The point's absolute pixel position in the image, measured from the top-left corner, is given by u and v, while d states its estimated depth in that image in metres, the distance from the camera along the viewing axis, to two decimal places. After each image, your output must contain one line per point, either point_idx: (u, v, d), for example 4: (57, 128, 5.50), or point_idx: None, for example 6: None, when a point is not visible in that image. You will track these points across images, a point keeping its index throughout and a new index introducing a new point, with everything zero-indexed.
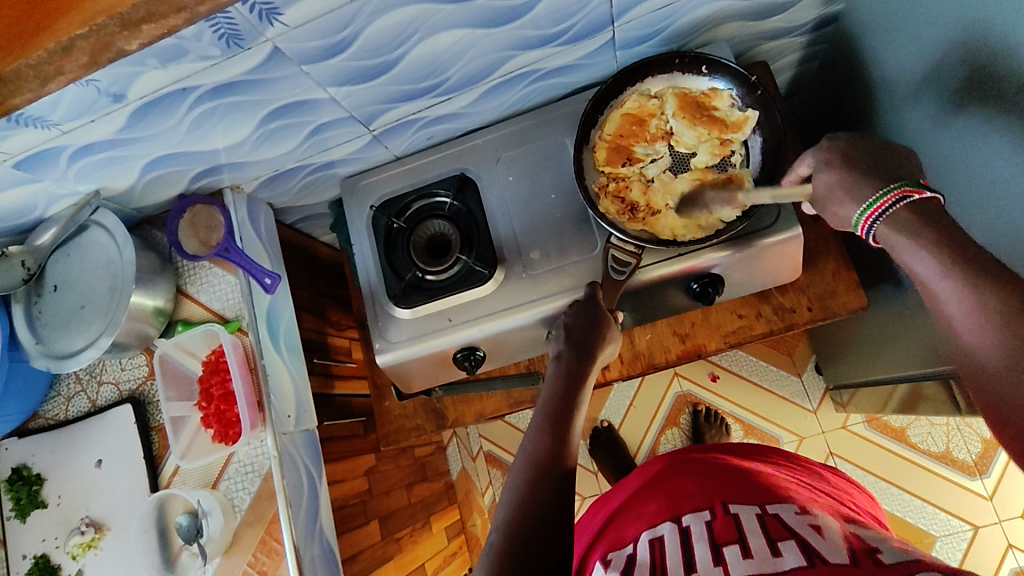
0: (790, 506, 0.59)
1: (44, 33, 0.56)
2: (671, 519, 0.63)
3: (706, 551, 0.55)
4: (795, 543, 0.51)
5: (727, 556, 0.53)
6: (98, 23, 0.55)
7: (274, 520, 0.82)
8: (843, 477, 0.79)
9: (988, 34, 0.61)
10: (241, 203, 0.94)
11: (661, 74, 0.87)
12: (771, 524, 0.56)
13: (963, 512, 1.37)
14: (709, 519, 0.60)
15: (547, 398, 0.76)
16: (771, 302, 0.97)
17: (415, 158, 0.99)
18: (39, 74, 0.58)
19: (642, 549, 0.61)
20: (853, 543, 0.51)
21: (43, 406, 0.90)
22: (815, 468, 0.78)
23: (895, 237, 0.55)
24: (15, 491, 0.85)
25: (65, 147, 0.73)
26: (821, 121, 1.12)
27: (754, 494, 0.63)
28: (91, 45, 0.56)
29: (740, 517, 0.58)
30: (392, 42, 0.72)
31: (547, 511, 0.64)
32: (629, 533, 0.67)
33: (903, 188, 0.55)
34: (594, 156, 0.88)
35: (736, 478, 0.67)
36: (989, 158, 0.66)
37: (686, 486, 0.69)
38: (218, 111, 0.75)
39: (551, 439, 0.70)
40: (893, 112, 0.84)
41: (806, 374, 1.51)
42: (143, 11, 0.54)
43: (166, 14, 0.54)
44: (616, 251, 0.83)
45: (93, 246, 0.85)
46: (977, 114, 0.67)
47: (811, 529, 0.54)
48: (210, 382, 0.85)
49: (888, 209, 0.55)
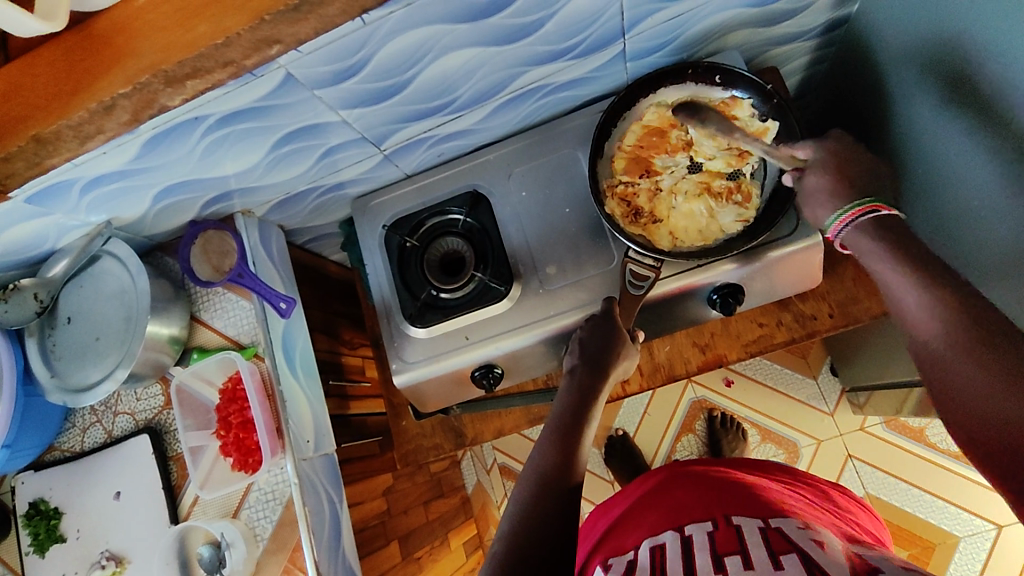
0: (792, 521, 0.58)
1: (84, 93, 0.58)
2: (672, 528, 0.62)
3: (706, 560, 0.53)
4: (797, 557, 0.50)
5: (729, 566, 0.51)
6: (142, 80, 0.57)
7: (297, 548, 0.80)
8: (849, 497, 0.78)
9: (1010, 37, 0.60)
10: (253, 227, 0.93)
11: (674, 84, 0.86)
12: (773, 537, 0.54)
13: (985, 511, 1.36)
14: (711, 530, 0.58)
15: (558, 412, 0.75)
16: (791, 310, 0.96)
17: (425, 175, 0.99)
18: (80, 133, 0.62)
19: (642, 555, 0.60)
20: (854, 562, 0.50)
21: (59, 438, 0.90)
22: (820, 485, 0.77)
23: (861, 241, 0.61)
24: (33, 526, 0.84)
25: (74, 180, 0.72)
26: (830, 123, 1.11)
27: (758, 508, 0.61)
28: (134, 103, 0.60)
29: (742, 529, 0.57)
30: (404, 63, 0.71)
31: (552, 520, 0.63)
32: (628, 541, 0.65)
33: (875, 204, 0.61)
34: (610, 167, 0.87)
35: (740, 491, 0.65)
36: (1016, 158, 0.65)
37: (687, 498, 0.67)
38: (231, 138, 0.74)
39: (560, 451, 0.69)
40: (908, 114, 0.83)
41: (822, 376, 1.50)
42: (190, 68, 0.58)
43: (213, 69, 0.59)
44: (634, 265, 0.82)
45: (106, 276, 0.84)
46: (1000, 115, 0.66)
47: (813, 543, 0.53)
48: (228, 411, 0.84)
49: (857, 219, 0.62)
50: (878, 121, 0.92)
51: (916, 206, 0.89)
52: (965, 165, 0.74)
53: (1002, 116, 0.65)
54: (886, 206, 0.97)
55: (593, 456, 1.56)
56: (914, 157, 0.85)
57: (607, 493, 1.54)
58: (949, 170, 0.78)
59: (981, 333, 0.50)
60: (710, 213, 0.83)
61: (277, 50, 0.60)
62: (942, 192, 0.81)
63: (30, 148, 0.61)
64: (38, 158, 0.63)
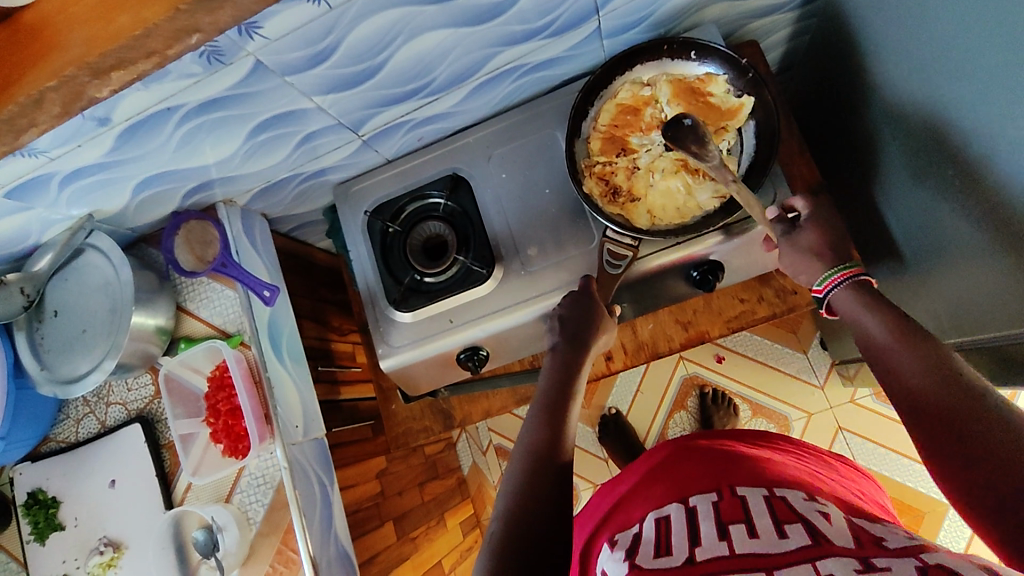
0: (797, 492, 0.59)
1: (13, 86, 0.58)
2: (678, 500, 0.62)
3: (710, 528, 0.54)
4: (801, 526, 0.51)
5: (733, 533, 0.51)
6: (68, 73, 0.56)
7: (289, 530, 0.82)
8: (851, 465, 0.79)
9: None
10: (235, 216, 0.94)
11: (650, 61, 0.87)
12: (779, 507, 0.55)
13: None
14: (716, 500, 0.59)
15: (545, 387, 0.76)
16: (773, 285, 0.97)
17: (406, 160, 0.99)
18: (13, 128, 0.60)
19: (647, 527, 0.60)
20: (858, 530, 0.51)
21: (54, 429, 0.91)
22: (822, 456, 0.78)
23: (853, 302, 0.66)
24: (32, 515, 0.86)
25: (52, 175, 0.73)
26: (811, 97, 1.11)
27: (760, 480, 0.62)
28: (62, 95, 0.58)
29: (746, 499, 0.57)
30: (375, 46, 0.71)
31: (551, 497, 0.64)
32: (635, 515, 0.65)
33: (846, 271, 0.69)
34: (588, 147, 0.87)
35: (742, 466, 0.66)
36: (1002, 123, 0.65)
37: (693, 472, 0.68)
38: (205, 127, 0.75)
39: (550, 430, 0.70)
40: (894, 81, 0.83)
41: (812, 349, 1.51)
42: (111, 59, 0.56)
43: (136, 60, 0.57)
44: (612, 244, 0.83)
45: (90, 269, 0.85)
46: (988, 75, 0.65)
47: (818, 514, 0.53)
48: (216, 399, 0.85)
49: (844, 281, 0.68)
50: (862, 92, 0.91)
51: (898, 177, 0.89)
52: (952, 132, 0.74)
53: (992, 76, 0.65)
54: (870, 178, 0.97)
55: (587, 434, 1.58)
56: (900, 126, 0.85)
57: (603, 471, 1.56)
58: (933, 138, 0.78)
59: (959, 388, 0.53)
60: (688, 189, 0.82)
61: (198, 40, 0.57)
62: (925, 162, 0.81)
63: None
64: None
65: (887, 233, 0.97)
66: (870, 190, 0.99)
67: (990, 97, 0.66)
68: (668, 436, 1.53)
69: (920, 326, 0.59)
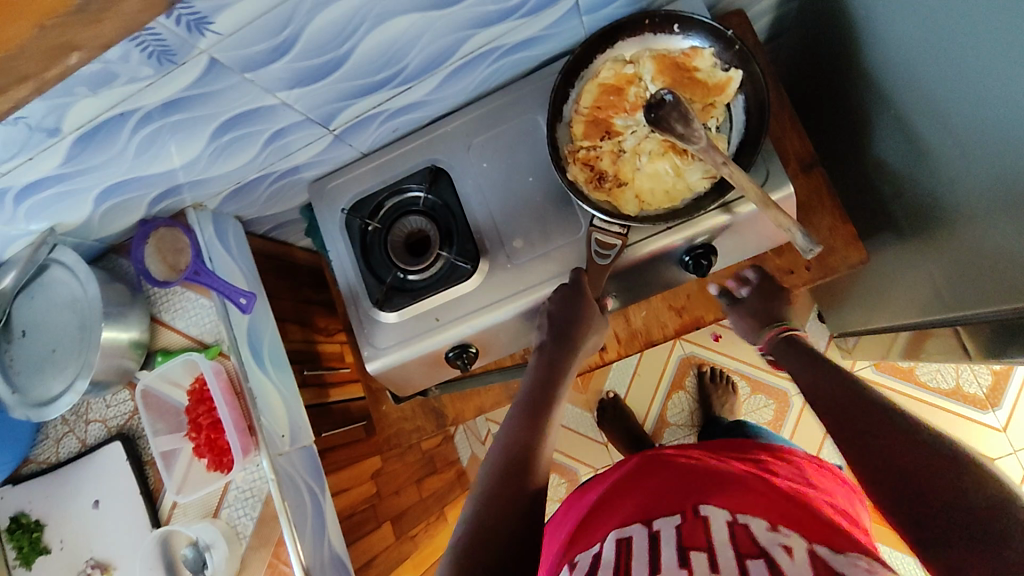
0: (761, 520, 0.56)
1: None
2: (642, 520, 0.59)
3: (670, 554, 0.52)
4: (764, 564, 0.49)
5: (693, 561, 0.50)
6: None
7: (280, 543, 0.80)
8: (827, 473, 0.76)
9: None
10: (206, 221, 0.90)
11: (632, 36, 0.82)
12: (741, 536, 0.53)
13: (976, 446, 1.36)
14: (680, 523, 0.56)
15: (528, 388, 0.78)
16: (767, 265, 0.94)
17: (383, 153, 0.95)
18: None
19: (607, 547, 0.57)
20: (819, 567, 0.48)
21: (34, 450, 0.88)
22: (800, 463, 0.75)
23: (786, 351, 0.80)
24: (17, 540, 0.83)
25: (6, 190, 0.69)
26: (801, 66, 1.06)
27: (730, 498, 0.59)
28: None
29: (709, 522, 0.55)
30: (338, 36, 0.67)
31: (510, 516, 0.61)
32: (597, 534, 0.61)
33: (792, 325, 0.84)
34: (571, 131, 0.84)
35: (714, 477, 0.64)
36: (1000, 89, 0.61)
37: (659, 486, 0.65)
38: (164, 131, 0.71)
39: (530, 431, 0.71)
40: (887, 46, 0.79)
41: (810, 323, 1.48)
42: None
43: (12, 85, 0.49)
44: (600, 234, 0.79)
45: (57, 285, 0.82)
46: (987, 39, 0.61)
47: (781, 548, 0.51)
48: (197, 412, 0.83)
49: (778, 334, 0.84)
50: (854, 60, 0.87)
51: (893, 148, 0.86)
52: (949, 100, 0.70)
53: (988, 39, 0.61)
54: (865, 149, 0.94)
55: (586, 420, 1.57)
56: (894, 94, 0.81)
57: (603, 456, 1.55)
58: (929, 106, 0.74)
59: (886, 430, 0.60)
60: (676, 171, 0.79)
61: (80, 59, 0.48)
62: (921, 133, 0.78)
63: None
64: None
65: (884, 206, 0.94)
66: (865, 161, 0.96)
67: (989, 61, 0.62)
68: (667, 418, 1.51)
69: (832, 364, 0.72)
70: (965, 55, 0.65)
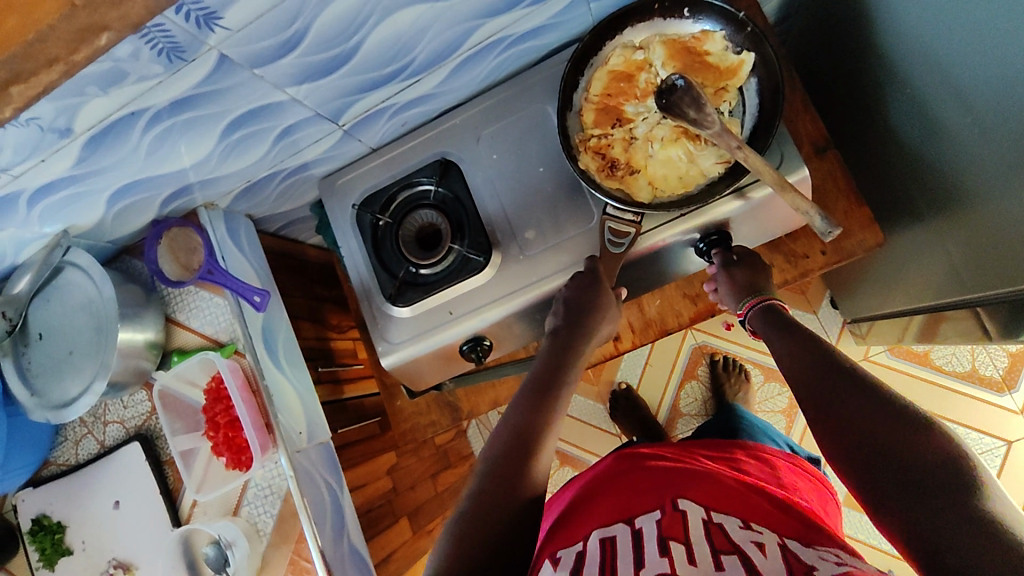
0: (734, 517, 0.55)
1: None
2: (623, 518, 0.57)
3: (651, 547, 0.51)
4: (738, 560, 0.48)
5: (673, 552, 0.49)
6: None
7: (300, 540, 0.80)
8: (804, 472, 0.76)
9: None
10: (218, 220, 0.90)
11: (642, 22, 0.81)
12: (715, 534, 0.52)
13: (994, 429, 1.35)
14: (660, 517, 0.55)
15: (537, 370, 0.77)
16: (782, 250, 0.93)
17: (391, 147, 0.94)
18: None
19: (592, 546, 0.54)
20: (792, 561, 0.47)
21: (53, 453, 0.89)
22: (774, 463, 0.75)
23: (765, 326, 0.79)
24: (39, 541, 0.84)
25: (19, 193, 0.69)
26: (812, 48, 1.05)
27: (711, 496, 0.58)
28: None
29: (687, 516, 0.54)
30: (347, 29, 0.66)
31: (498, 500, 0.62)
32: (580, 530, 0.59)
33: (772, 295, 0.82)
34: (582, 119, 0.83)
35: (696, 472, 0.63)
36: (1017, 64, 0.61)
37: (637, 481, 0.64)
38: (175, 130, 0.70)
39: (534, 412, 0.71)
40: (900, 26, 0.78)
41: (823, 309, 1.47)
42: (7, 73, 0.46)
43: (37, 71, 0.46)
44: (613, 222, 0.79)
45: (72, 287, 0.82)
46: (1005, 14, 0.60)
47: (753, 545, 0.50)
48: (214, 411, 0.82)
49: (752, 308, 0.81)
50: (867, 40, 0.86)
51: (908, 127, 0.85)
52: (966, 77, 0.69)
53: (1006, 14, 0.60)
54: (879, 130, 0.93)
55: (599, 411, 1.56)
56: (908, 73, 0.80)
57: (616, 447, 1.54)
58: (944, 85, 0.73)
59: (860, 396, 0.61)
60: (690, 157, 0.78)
61: (110, 41, 0.46)
62: (938, 112, 0.77)
63: None
64: None
65: (899, 188, 0.93)
66: (879, 143, 0.95)
67: (1008, 37, 0.61)
68: (680, 408, 1.50)
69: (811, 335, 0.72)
70: (983, 31, 0.64)
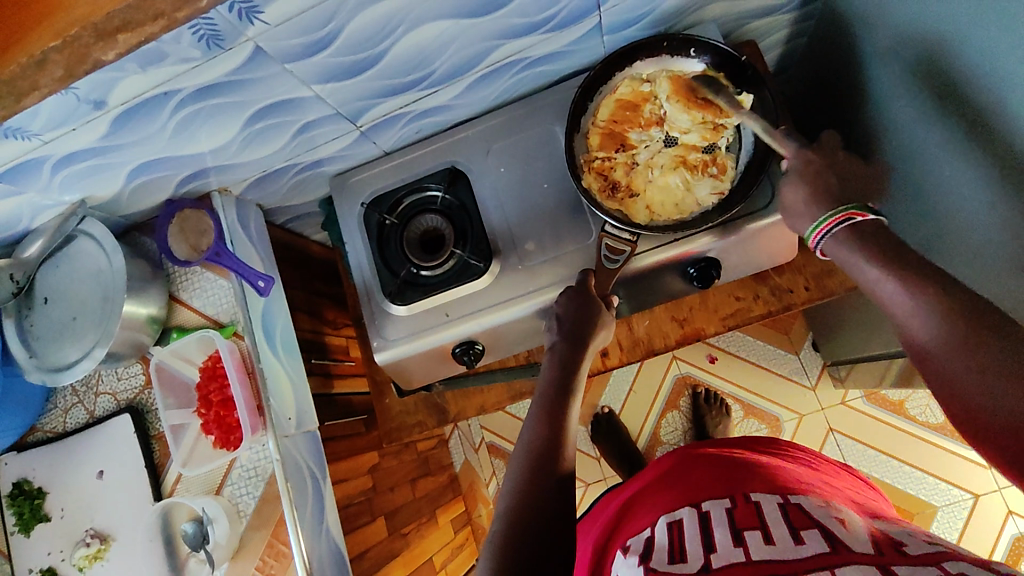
0: (811, 498, 0.56)
1: (16, 47, 0.55)
2: (689, 504, 0.60)
3: (724, 535, 0.51)
4: (818, 532, 0.48)
5: (747, 539, 0.49)
6: (72, 34, 0.53)
7: (280, 523, 0.82)
8: (859, 476, 0.76)
9: (989, 20, 0.58)
10: (230, 205, 0.93)
11: (650, 57, 0.86)
12: (794, 512, 0.53)
13: (962, 481, 1.38)
14: (730, 505, 0.56)
15: (544, 387, 0.74)
16: (768, 283, 0.98)
17: (403, 153, 0.98)
18: (13, 90, 0.55)
19: (660, 532, 0.57)
20: (876, 534, 0.48)
21: (41, 419, 0.90)
22: (830, 464, 0.75)
23: (842, 253, 0.59)
24: (17, 506, 0.84)
25: (45, 158, 0.72)
26: (809, 97, 1.11)
27: (773, 485, 0.59)
28: (66, 57, 0.54)
29: (761, 506, 0.55)
30: (376, 35, 0.70)
31: (532, 514, 0.60)
32: (645, 521, 0.63)
33: (849, 212, 0.60)
34: (587, 142, 0.87)
35: (757, 471, 0.63)
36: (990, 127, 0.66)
37: (702, 477, 0.65)
38: (201, 114, 0.74)
39: (552, 427, 0.68)
40: (882, 86, 0.83)
41: (804, 351, 1.51)
42: (119, 19, 0.53)
43: (143, 22, 0.53)
44: (611, 239, 0.82)
45: (82, 256, 0.84)
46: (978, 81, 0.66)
47: (836, 520, 0.51)
48: (208, 388, 0.85)
49: (832, 230, 0.61)
50: (857, 95, 0.92)
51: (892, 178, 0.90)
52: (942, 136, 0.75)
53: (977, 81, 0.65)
54: None
55: (581, 434, 1.58)
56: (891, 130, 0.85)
57: (594, 470, 1.56)
58: (914, 145, 0.79)
59: (971, 343, 0.49)
60: (687, 185, 0.83)
61: (209, 3, 0.53)
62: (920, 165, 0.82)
63: None
64: None
65: None
66: None
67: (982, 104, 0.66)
68: (660, 436, 1.53)
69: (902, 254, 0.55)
70: None
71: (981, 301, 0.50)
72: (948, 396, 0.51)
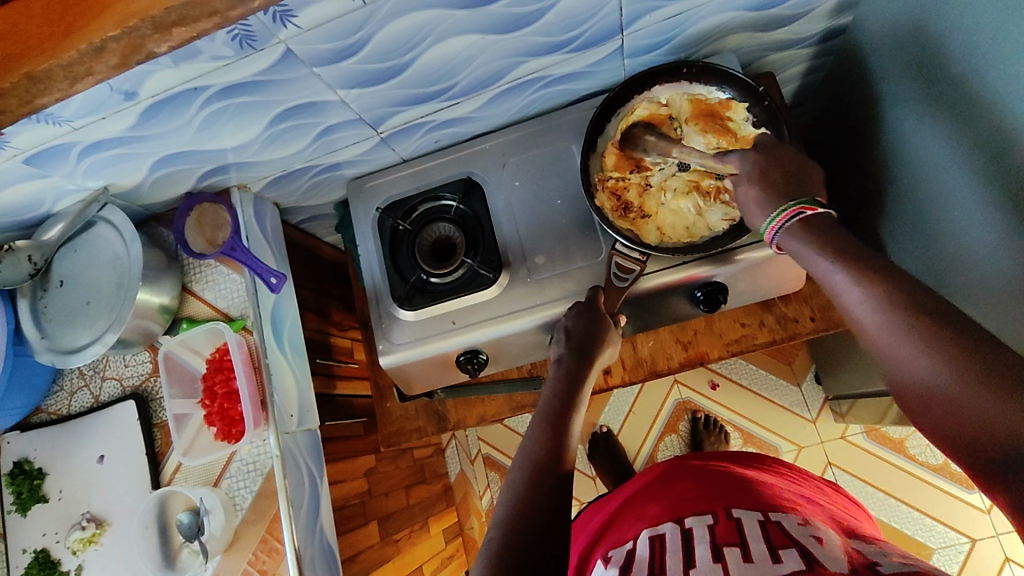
0: (792, 516, 0.56)
1: (77, 34, 0.55)
2: (673, 519, 0.60)
3: (705, 552, 0.51)
4: (795, 550, 0.48)
5: (727, 556, 0.49)
6: (131, 25, 0.54)
7: (275, 519, 0.82)
8: (843, 494, 0.77)
9: (1004, 65, 0.60)
10: (247, 202, 0.94)
11: (668, 82, 0.88)
12: (772, 530, 0.53)
13: (961, 525, 1.37)
14: (712, 522, 0.56)
15: (547, 398, 0.75)
16: (774, 311, 0.98)
17: (421, 160, 1.00)
18: (68, 75, 0.58)
19: (642, 547, 0.58)
20: (853, 558, 0.49)
21: (46, 401, 0.91)
22: (814, 480, 0.75)
23: (797, 246, 0.58)
24: (17, 485, 0.85)
25: (75, 144, 0.73)
26: (820, 131, 1.12)
27: (758, 502, 0.59)
28: (122, 47, 0.56)
29: (742, 522, 0.55)
30: (403, 46, 0.72)
31: (525, 516, 0.60)
32: (629, 532, 0.63)
33: (800, 205, 0.60)
34: (602, 162, 0.89)
35: (742, 487, 0.63)
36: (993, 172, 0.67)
37: (686, 490, 0.65)
38: (228, 111, 0.76)
39: (553, 437, 0.69)
40: (893, 124, 0.84)
41: (806, 383, 1.51)
42: (176, 14, 0.54)
43: (199, 17, 0.55)
44: (620, 258, 0.83)
45: (101, 242, 0.86)
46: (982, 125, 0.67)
47: (812, 539, 0.51)
48: (214, 380, 0.85)
49: (787, 224, 0.60)
50: (867, 132, 0.93)
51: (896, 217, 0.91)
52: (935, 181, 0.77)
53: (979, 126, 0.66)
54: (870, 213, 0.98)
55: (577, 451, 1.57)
56: (898, 167, 0.86)
57: (589, 488, 1.55)
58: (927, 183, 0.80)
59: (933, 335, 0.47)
60: (698, 211, 0.84)
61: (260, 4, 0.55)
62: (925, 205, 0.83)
63: (22, 86, 0.58)
64: (31, 96, 0.59)
65: None
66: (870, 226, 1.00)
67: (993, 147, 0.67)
68: (657, 458, 1.52)
69: (859, 248, 0.54)
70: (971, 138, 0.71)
71: (938, 296, 0.48)
72: (910, 402, 0.49)
